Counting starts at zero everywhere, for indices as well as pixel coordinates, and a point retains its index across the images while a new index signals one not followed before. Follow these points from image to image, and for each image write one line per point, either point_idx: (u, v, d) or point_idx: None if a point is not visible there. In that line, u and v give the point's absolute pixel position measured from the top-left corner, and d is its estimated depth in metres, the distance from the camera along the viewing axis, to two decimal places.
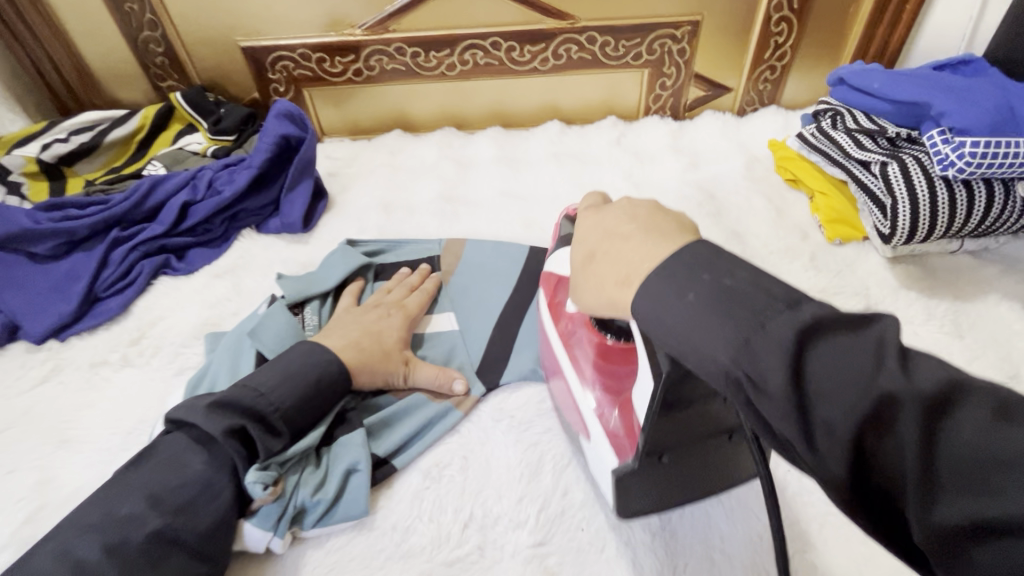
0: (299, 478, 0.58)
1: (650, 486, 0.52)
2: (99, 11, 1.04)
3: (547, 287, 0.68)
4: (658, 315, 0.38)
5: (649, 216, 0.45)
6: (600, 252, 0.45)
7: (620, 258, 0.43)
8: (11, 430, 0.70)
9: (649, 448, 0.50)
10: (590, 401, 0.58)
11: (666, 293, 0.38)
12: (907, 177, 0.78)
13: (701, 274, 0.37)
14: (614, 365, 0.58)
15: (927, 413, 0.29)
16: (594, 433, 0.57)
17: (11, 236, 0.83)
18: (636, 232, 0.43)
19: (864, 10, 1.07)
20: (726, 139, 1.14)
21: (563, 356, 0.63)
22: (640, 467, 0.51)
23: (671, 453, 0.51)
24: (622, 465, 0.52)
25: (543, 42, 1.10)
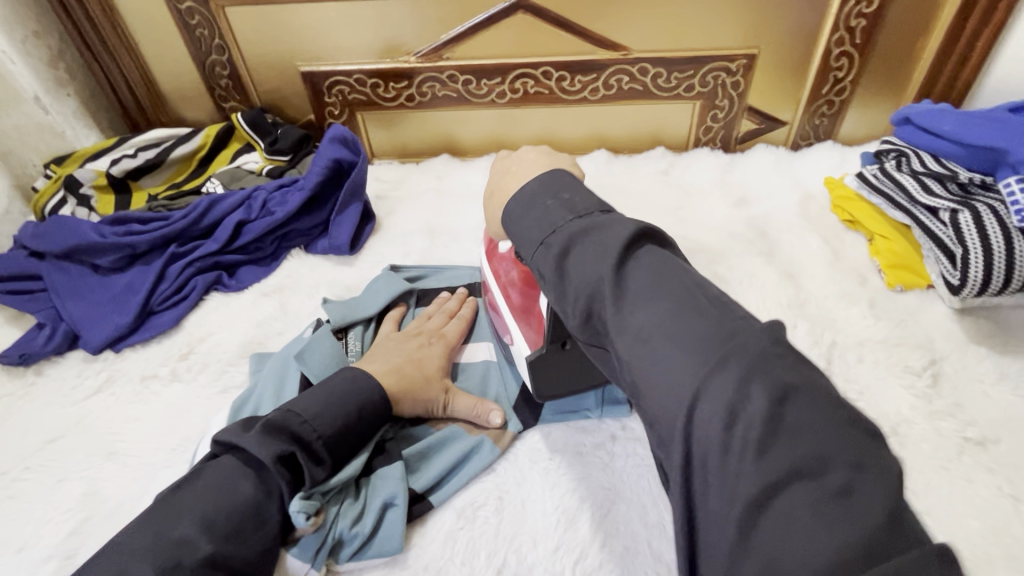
0: (339, 509, 0.58)
1: (561, 370, 0.64)
2: (172, 35, 1.10)
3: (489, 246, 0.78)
4: (519, 217, 0.50)
5: (557, 191, 0.50)
6: (505, 221, 0.52)
7: (524, 229, 0.50)
8: (65, 438, 0.72)
9: (552, 338, 0.61)
10: (523, 330, 0.66)
11: (538, 227, 0.48)
12: (980, 226, 0.73)
13: (553, 197, 0.49)
14: (529, 289, 0.67)
15: (791, 462, 0.31)
16: (519, 342, 0.66)
17: (79, 248, 0.88)
18: (541, 214, 0.49)
19: (931, 45, 1.03)
20: (780, 174, 1.10)
21: (496, 288, 0.72)
22: (548, 354, 0.62)
23: (573, 340, 0.61)
24: (534, 355, 0.62)
25: (594, 73, 1.10)
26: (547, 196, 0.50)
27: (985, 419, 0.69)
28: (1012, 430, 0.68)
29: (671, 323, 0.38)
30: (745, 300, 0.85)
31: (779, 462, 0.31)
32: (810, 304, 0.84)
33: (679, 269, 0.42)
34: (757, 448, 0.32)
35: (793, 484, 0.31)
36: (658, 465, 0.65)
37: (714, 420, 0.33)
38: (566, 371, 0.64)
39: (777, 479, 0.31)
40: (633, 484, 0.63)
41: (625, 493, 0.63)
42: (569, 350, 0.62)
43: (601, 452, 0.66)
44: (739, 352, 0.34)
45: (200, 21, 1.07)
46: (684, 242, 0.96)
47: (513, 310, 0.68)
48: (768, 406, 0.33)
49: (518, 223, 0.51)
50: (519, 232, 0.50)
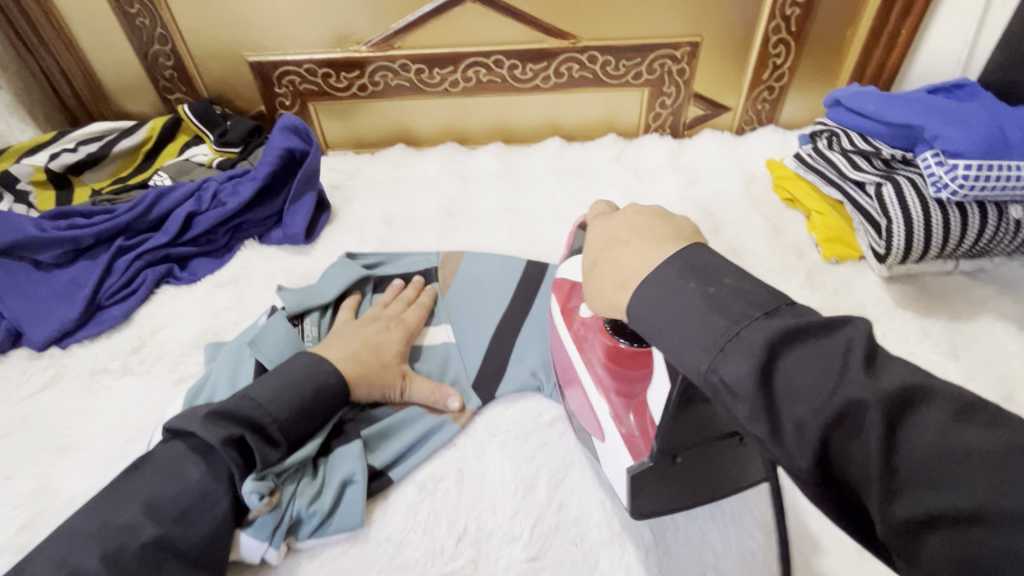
0: (296, 488, 0.58)
1: (663, 482, 0.54)
2: (112, 25, 1.06)
3: (556, 291, 0.70)
4: (647, 308, 0.44)
5: (702, 271, 0.43)
6: (629, 314, 0.45)
7: (668, 327, 0.42)
8: (10, 436, 0.70)
9: (665, 452, 0.52)
10: (617, 417, 0.57)
11: (683, 314, 0.41)
12: (901, 198, 0.79)
13: (705, 286, 0.42)
14: (625, 371, 0.58)
15: (959, 492, 0.32)
16: (611, 436, 0.57)
17: (18, 243, 0.84)
18: (684, 308, 0.42)
19: (860, 33, 1.09)
20: (726, 157, 1.15)
21: (574, 355, 0.64)
22: (655, 469, 0.52)
23: (685, 455, 0.52)
24: (638, 466, 0.53)
25: (544, 61, 1.12)
26: (689, 278, 0.43)
27: None
28: None
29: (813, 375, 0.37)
30: None
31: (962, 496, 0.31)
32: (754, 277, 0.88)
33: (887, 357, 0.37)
34: (927, 480, 0.33)
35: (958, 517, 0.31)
36: None
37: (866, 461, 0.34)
38: (663, 487, 0.54)
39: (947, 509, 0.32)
40: (589, 451, 0.66)
41: (580, 458, 0.65)
42: (681, 466, 0.53)
43: (557, 423, 0.69)
44: (923, 411, 0.34)
45: (140, 10, 1.04)
46: None
47: (601, 392, 0.59)
48: (874, 407, 0.34)
49: (654, 324, 0.43)
50: (664, 326, 0.42)
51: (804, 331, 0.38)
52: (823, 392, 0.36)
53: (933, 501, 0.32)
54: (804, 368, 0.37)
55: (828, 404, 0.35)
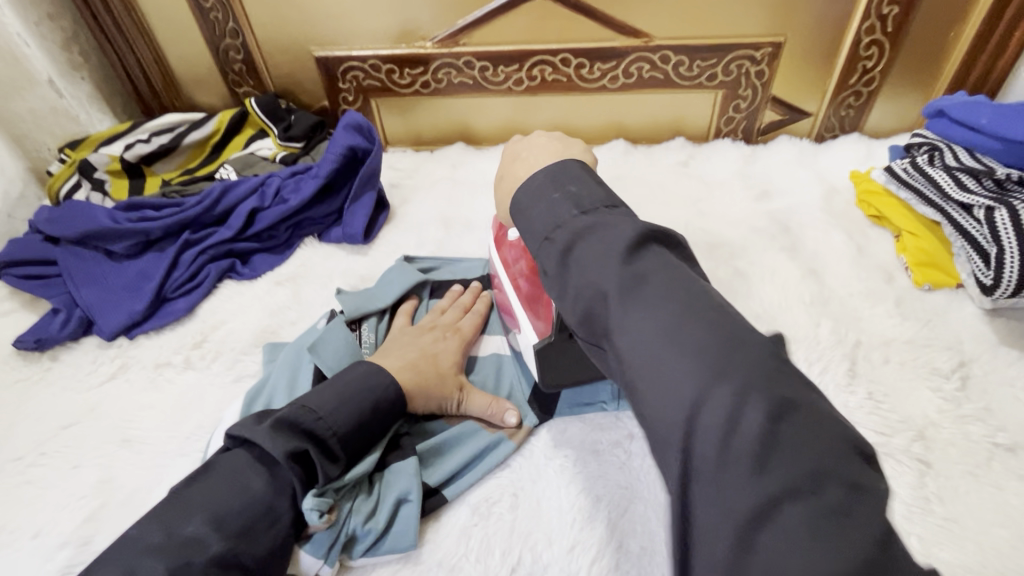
0: (352, 505, 0.57)
1: (570, 357, 0.62)
2: (186, 18, 1.08)
3: (495, 227, 0.76)
4: (523, 201, 0.51)
5: (564, 183, 0.50)
6: (514, 201, 0.52)
7: (525, 220, 0.50)
8: (80, 424, 0.72)
9: (560, 326, 0.60)
10: (532, 318, 0.65)
11: (540, 206, 0.49)
12: (1016, 224, 0.71)
13: (558, 192, 0.49)
14: (536, 278, 0.65)
15: (782, 463, 0.32)
16: (525, 329, 0.65)
17: (93, 234, 0.87)
18: (545, 200, 0.49)
19: (967, 35, 0.99)
20: (803, 167, 1.08)
21: (506, 278, 0.71)
22: (555, 342, 0.61)
23: (579, 331, 0.60)
24: (540, 342, 0.62)
25: (613, 60, 1.07)
26: (554, 189, 0.49)
27: (1015, 425, 0.67)
28: None
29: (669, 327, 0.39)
30: (767, 296, 0.82)
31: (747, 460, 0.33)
32: (834, 301, 0.82)
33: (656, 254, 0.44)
34: (754, 461, 0.32)
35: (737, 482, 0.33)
36: None
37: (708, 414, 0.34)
38: (568, 362, 0.62)
39: (769, 486, 0.31)
40: (652, 484, 0.62)
41: (642, 491, 0.62)
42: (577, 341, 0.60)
43: (618, 451, 0.65)
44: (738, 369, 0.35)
45: (214, 4, 1.05)
46: (703, 236, 0.93)
47: (521, 298, 0.67)
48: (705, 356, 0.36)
49: (525, 213, 0.50)
50: (524, 224, 0.50)
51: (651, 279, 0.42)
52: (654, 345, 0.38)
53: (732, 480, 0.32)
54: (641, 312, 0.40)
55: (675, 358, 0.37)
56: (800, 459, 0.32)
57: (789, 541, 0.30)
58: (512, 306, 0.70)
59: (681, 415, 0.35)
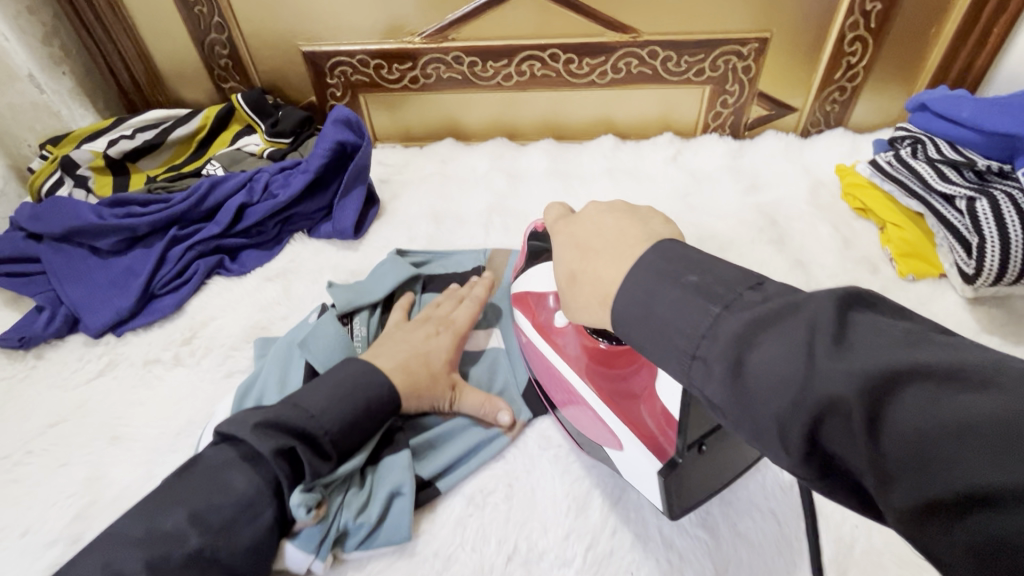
0: (343, 500, 0.57)
1: (694, 474, 0.51)
2: (170, 12, 1.06)
3: (528, 313, 0.69)
4: (625, 306, 0.43)
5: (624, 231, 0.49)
6: (613, 314, 0.44)
7: (641, 324, 0.42)
8: (67, 422, 0.71)
9: (690, 442, 0.49)
10: (631, 421, 0.55)
11: (634, 295, 0.42)
12: (997, 215, 0.72)
13: (677, 278, 0.41)
14: (616, 369, 0.59)
15: (925, 429, 0.28)
16: (628, 442, 0.55)
17: (77, 230, 0.86)
18: (612, 255, 0.47)
19: (946, 31, 1.01)
20: (790, 161, 1.09)
21: (569, 371, 0.62)
22: (685, 463, 0.49)
23: (710, 440, 0.50)
24: (665, 462, 0.50)
25: (602, 55, 1.08)
26: (661, 275, 0.42)
27: None
28: None
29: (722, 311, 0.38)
30: None
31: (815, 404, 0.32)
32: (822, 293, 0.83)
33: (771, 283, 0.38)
34: (870, 423, 0.30)
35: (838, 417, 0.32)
36: None
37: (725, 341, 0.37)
38: (694, 478, 0.51)
39: (864, 417, 0.30)
40: None
41: None
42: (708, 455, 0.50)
43: None
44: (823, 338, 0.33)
45: None
46: (693, 229, 0.94)
47: (603, 400, 0.58)
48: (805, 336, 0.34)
49: (629, 317, 0.43)
50: (635, 327, 0.42)
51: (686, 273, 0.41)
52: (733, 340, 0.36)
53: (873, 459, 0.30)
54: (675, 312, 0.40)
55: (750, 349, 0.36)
56: (938, 416, 0.28)
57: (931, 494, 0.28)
58: (592, 416, 0.60)
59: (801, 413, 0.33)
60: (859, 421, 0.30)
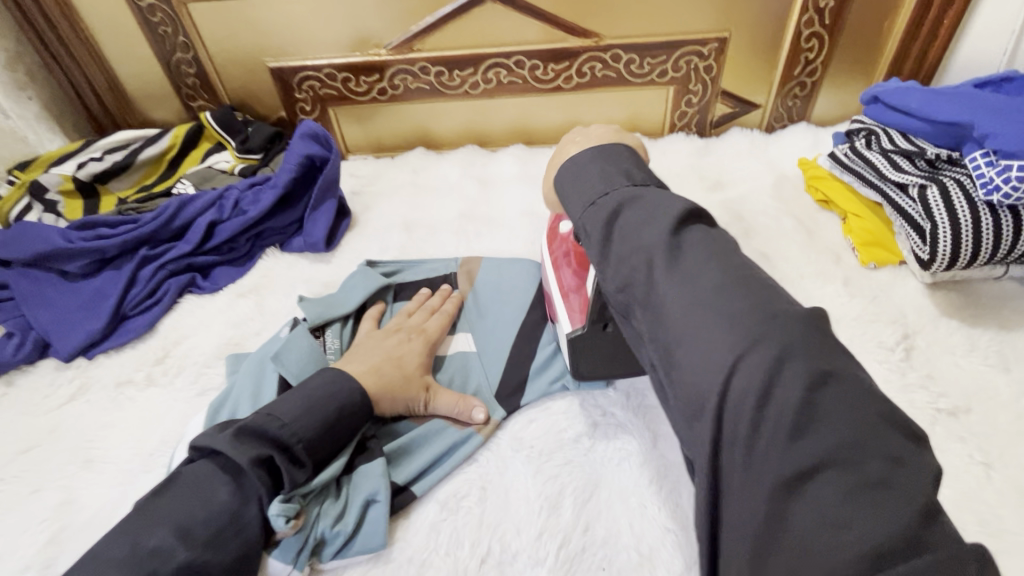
0: (320, 509, 0.58)
1: (603, 347, 0.66)
2: (134, 33, 1.07)
3: (547, 223, 0.80)
4: (575, 187, 0.54)
5: (619, 167, 0.54)
6: (558, 183, 0.57)
7: (578, 198, 0.54)
8: (39, 448, 0.71)
9: (595, 318, 0.64)
10: (566, 306, 0.69)
11: (590, 196, 0.53)
12: (947, 201, 0.74)
13: (624, 182, 0.52)
14: (580, 271, 0.71)
15: (814, 457, 0.35)
16: (559, 311, 0.71)
17: (45, 255, 0.85)
18: (594, 179, 0.54)
19: (898, 26, 1.04)
20: (754, 157, 1.11)
21: (549, 266, 0.76)
22: (589, 333, 0.65)
23: (614, 326, 0.65)
24: (573, 331, 0.66)
25: (566, 60, 1.09)
26: (618, 177, 0.52)
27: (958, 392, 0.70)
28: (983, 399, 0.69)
29: (771, 325, 0.38)
30: None
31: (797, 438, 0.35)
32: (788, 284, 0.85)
33: (699, 232, 0.46)
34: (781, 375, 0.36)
35: (815, 488, 0.34)
36: (638, 445, 0.65)
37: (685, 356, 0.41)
38: (604, 352, 0.67)
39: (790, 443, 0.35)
40: (614, 468, 0.64)
41: (607, 477, 0.63)
42: (611, 334, 0.65)
43: (582, 440, 0.67)
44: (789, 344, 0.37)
45: (162, 18, 1.04)
46: None
47: (561, 290, 0.71)
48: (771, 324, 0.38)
49: (577, 196, 0.54)
50: (577, 197, 0.54)
51: (688, 249, 0.44)
52: (690, 303, 0.41)
53: (781, 468, 0.35)
54: (682, 277, 0.43)
55: (691, 302, 0.41)
56: (834, 428, 0.35)
57: (810, 490, 0.34)
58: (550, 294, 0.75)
59: (738, 394, 0.37)
60: (782, 421, 0.36)
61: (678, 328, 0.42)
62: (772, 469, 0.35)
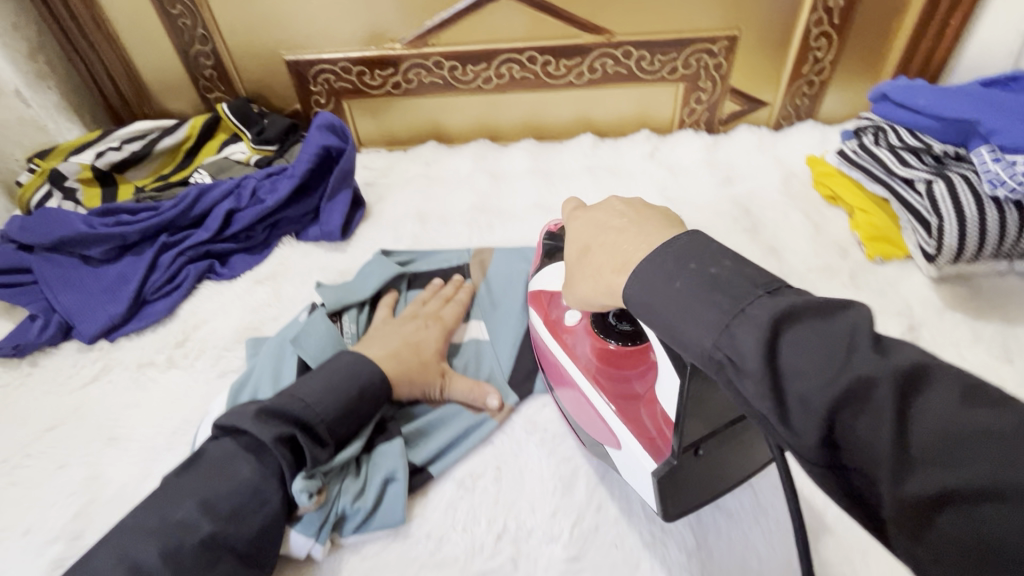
0: (341, 486, 0.59)
1: (691, 480, 0.52)
2: (154, 26, 1.09)
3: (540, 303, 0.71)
4: (646, 298, 0.43)
5: (696, 254, 0.43)
6: (629, 297, 0.45)
7: (675, 314, 0.41)
8: (63, 426, 0.73)
9: (684, 442, 0.51)
10: (634, 429, 0.55)
11: (678, 304, 0.41)
12: (952, 194, 0.76)
13: (693, 265, 0.42)
14: (617, 370, 0.61)
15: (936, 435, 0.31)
16: (626, 440, 0.56)
17: (68, 240, 0.87)
18: (679, 286, 0.42)
19: (906, 26, 1.06)
20: (763, 153, 1.13)
21: (567, 361, 0.65)
22: (680, 466, 0.51)
23: (706, 446, 0.51)
24: (662, 466, 0.51)
25: (578, 56, 1.11)
26: (688, 265, 0.42)
27: None
28: None
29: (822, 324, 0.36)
30: None
31: (977, 475, 0.29)
32: (796, 276, 0.86)
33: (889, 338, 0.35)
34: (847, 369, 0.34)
35: (948, 470, 0.30)
36: None
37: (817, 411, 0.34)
38: (694, 482, 0.53)
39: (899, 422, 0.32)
40: None
41: None
42: (703, 458, 0.51)
43: None
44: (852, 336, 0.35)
45: (182, 11, 1.06)
46: None
47: (604, 398, 0.59)
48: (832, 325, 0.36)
49: (651, 299, 0.43)
50: (659, 307, 0.42)
51: (715, 270, 0.41)
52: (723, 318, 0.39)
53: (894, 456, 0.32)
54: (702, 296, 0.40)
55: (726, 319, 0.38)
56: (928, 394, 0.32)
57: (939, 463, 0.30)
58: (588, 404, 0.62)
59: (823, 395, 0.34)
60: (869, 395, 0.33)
61: (793, 371, 0.35)
62: (900, 466, 0.31)
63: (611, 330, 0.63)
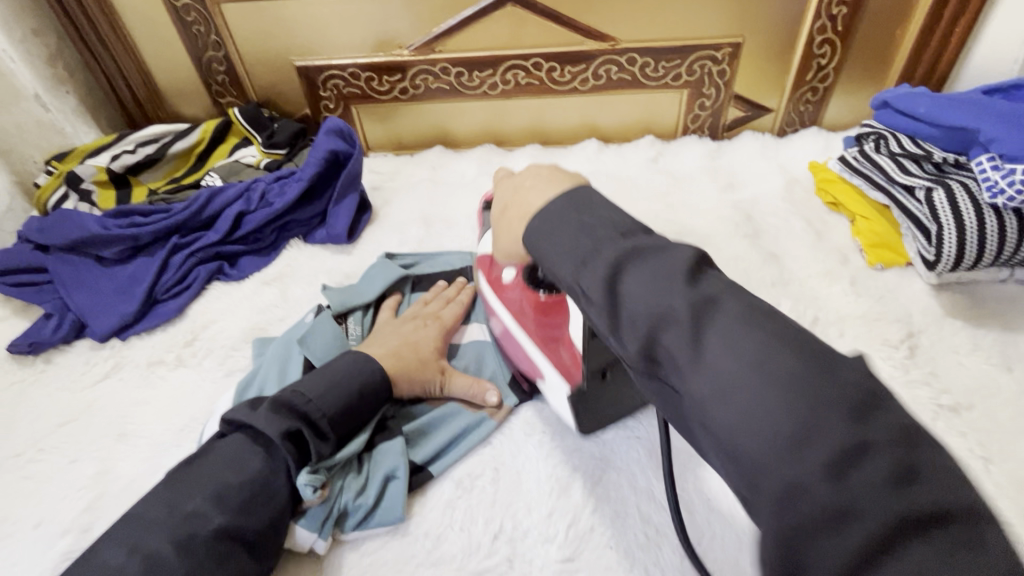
0: (343, 483, 0.61)
1: (600, 399, 0.63)
2: (169, 32, 1.11)
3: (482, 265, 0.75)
4: (538, 235, 0.46)
5: (587, 204, 0.45)
6: (526, 241, 0.47)
7: (547, 246, 0.45)
8: (75, 422, 0.75)
9: (592, 370, 0.59)
10: (554, 362, 0.63)
11: (558, 232, 0.45)
12: (952, 202, 0.76)
13: (584, 212, 0.45)
14: (551, 318, 0.66)
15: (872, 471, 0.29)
16: (550, 374, 0.63)
17: (83, 241, 0.90)
18: (566, 225, 0.45)
19: (910, 33, 1.06)
20: (765, 160, 1.14)
21: (507, 318, 0.70)
22: (589, 388, 0.60)
23: (613, 371, 0.60)
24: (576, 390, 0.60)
25: (583, 63, 1.12)
26: (576, 213, 0.45)
27: (960, 388, 0.72)
28: (984, 397, 0.71)
29: (756, 334, 0.35)
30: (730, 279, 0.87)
31: (915, 498, 0.29)
32: (794, 283, 0.87)
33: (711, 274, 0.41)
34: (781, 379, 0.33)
35: (872, 503, 0.29)
36: (645, 431, 0.68)
37: (749, 419, 0.33)
38: (599, 404, 0.63)
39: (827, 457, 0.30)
40: (622, 452, 0.66)
41: (615, 460, 0.66)
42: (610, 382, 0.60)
43: None
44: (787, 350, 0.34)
45: (196, 18, 1.09)
46: (673, 226, 0.98)
47: (537, 343, 0.65)
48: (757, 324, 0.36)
49: (542, 238, 0.46)
50: (545, 249, 0.45)
51: (648, 258, 0.41)
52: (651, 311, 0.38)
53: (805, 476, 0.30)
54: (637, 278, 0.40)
55: (652, 310, 0.38)
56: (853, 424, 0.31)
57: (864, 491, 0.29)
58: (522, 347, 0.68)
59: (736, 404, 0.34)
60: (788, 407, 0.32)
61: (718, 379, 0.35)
62: (820, 497, 0.30)
63: (540, 282, 0.67)
